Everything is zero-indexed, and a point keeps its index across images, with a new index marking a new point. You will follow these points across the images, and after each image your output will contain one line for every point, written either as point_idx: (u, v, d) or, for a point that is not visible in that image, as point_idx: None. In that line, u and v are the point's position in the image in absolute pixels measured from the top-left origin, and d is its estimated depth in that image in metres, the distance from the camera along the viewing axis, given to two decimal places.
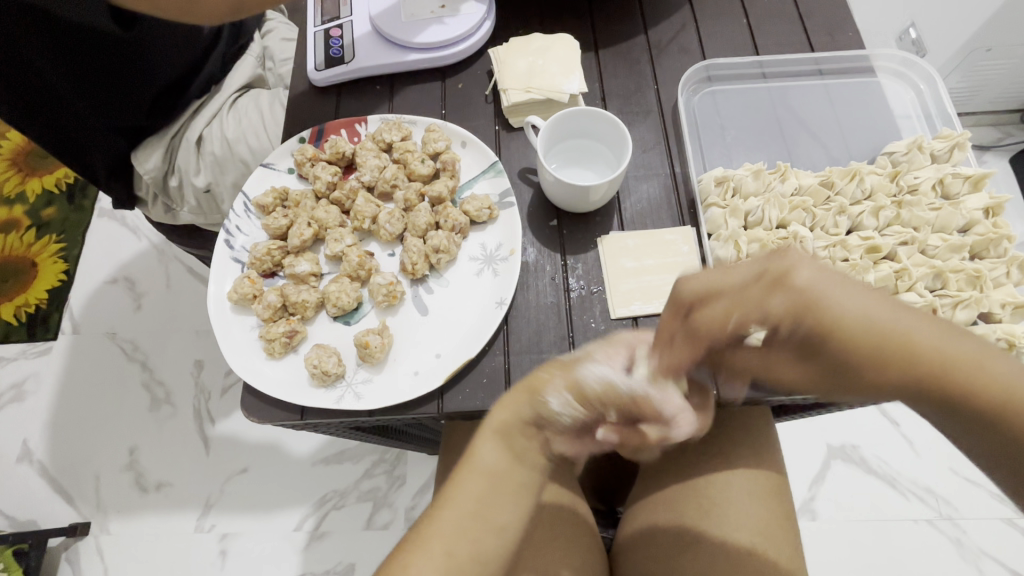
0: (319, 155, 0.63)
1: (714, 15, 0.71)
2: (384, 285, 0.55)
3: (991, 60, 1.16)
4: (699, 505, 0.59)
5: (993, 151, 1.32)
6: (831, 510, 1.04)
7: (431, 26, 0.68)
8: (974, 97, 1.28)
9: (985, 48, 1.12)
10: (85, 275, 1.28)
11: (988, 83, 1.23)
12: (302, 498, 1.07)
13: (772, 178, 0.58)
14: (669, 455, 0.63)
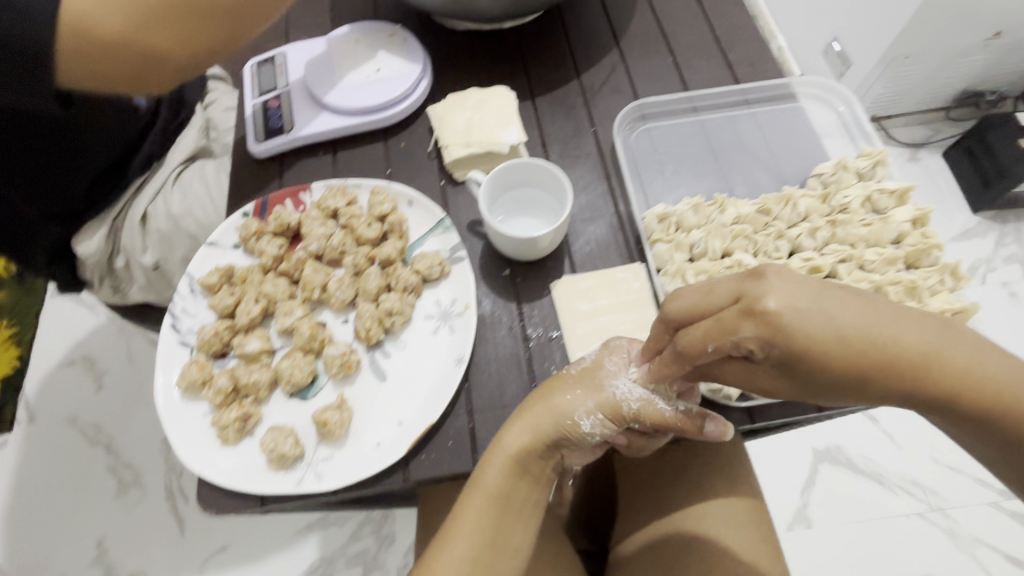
0: (264, 228, 0.62)
1: (642, 56, 0.74)
2: (338, 356, 0.54)
3: (912, 66, 1.24)
4: (678, 539, 0.59)
5: (926, 148, 1.41)
6: (825, 515, 1.05)
7: (367, 89, 0.69)
8: (902, 100, 1.37)
9: (904, 56, 1.20)
10: (39, 359, 1.23)
11: (913, 86, 1.32)
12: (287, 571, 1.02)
13: (711, 210, 0.59)
14: (648, 490, 0.63)
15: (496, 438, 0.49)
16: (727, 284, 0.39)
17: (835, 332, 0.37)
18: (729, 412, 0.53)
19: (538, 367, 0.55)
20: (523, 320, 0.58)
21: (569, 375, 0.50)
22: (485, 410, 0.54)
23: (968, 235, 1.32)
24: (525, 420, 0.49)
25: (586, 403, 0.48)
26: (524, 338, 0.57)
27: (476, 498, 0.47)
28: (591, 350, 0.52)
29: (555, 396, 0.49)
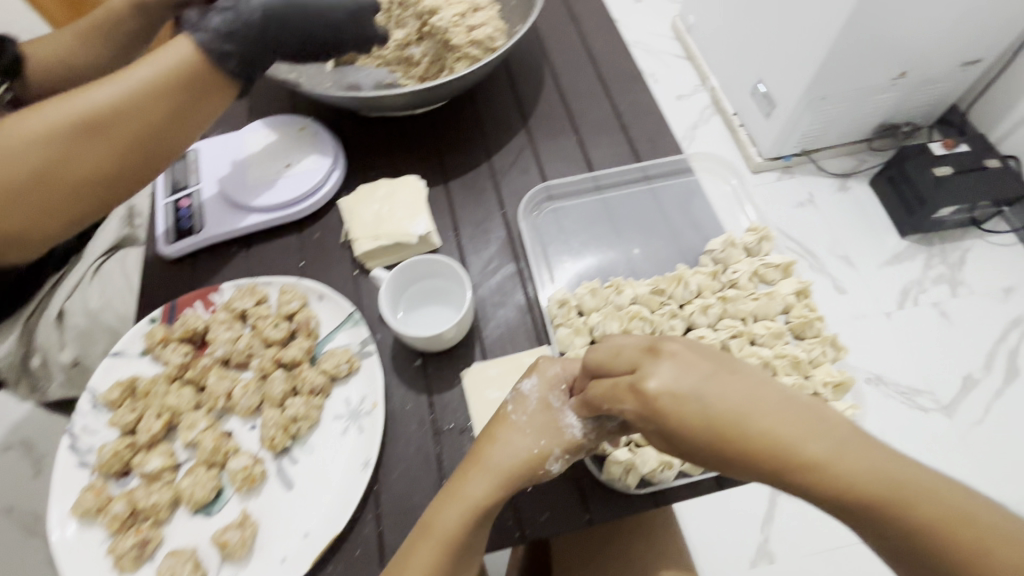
0: (170, 335, 0.61)
1: (549, 136, 0.78)
2: (240, 470, 0.53)
3: (831, 103, 1.23)
4: None
5: (855, 177, 1.39)
6: (786, 549, 1.05)
7: (277, 185, 0.70)
8: (826, 133, 1.34)
9: (820, 96, 1.20)
10: None
11: (834, 121, 1.30)
12: None
13: (609, 293, 0.61)
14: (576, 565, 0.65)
15: (454, 492, 0.46)
16: (628, 353, 0.41)
17: (707, 416, 0.37)
18: (633, 499, 0.52)
19: (448, 461, 0.56)
20: (433, 412, 0.59)
21: (520, 421, 0.48)
22: (393, 512, 0.54)
23: (899, 260, 1.29)
24: (489, 471, 0.47)
25: (552, 449, 0.47)
26: (435, 431, 0.58)
27: (422, 550, 0.45)
28: (534, 387, 0.50)
29: (517, 444, 0.47)
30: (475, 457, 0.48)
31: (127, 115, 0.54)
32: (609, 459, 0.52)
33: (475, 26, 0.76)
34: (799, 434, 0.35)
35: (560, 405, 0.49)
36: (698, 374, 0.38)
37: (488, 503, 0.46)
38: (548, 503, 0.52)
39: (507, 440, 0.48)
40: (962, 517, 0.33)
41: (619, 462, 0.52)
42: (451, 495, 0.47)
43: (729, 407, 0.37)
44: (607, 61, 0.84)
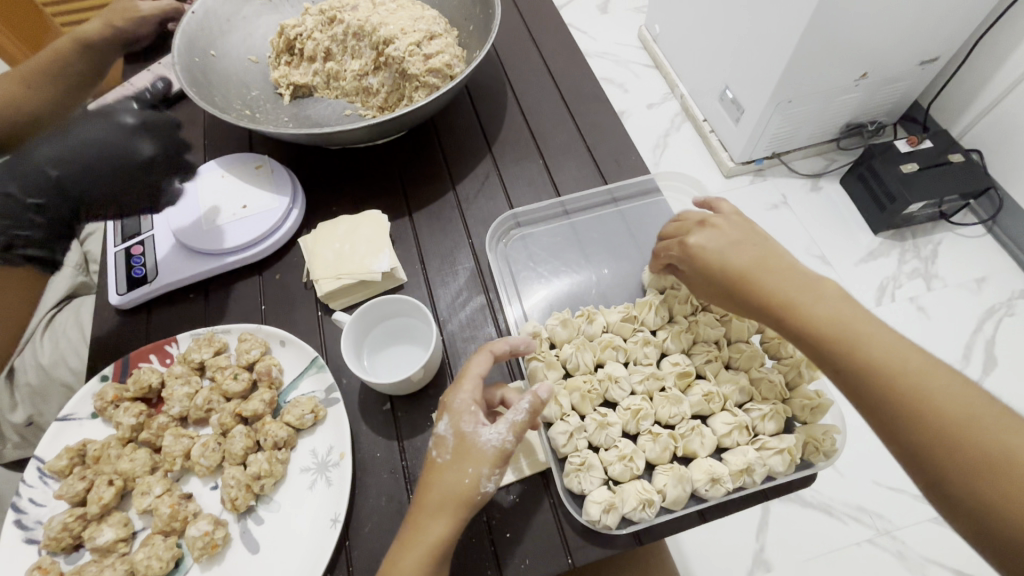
0: (123, 393, 0.58)
1: (514, 160, 0.77)
2: (199, 536, 0.50)
3: (796, 108, 1.24)
4: None
5: (826, 177, 1.42)
6: (782, 556, 1.03)
7: (234, 227, 0.68)
8: (799, 133, 1.35)
9: (787, 100, 1.20)
10: None
11: (807, 120, 1.30)
12: None
13: (580, 322, 0.59)
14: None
15: (413, 538, 0.46)
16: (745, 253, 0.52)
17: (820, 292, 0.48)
18: (615, 539, 0.50)
19: None
20: (404, 458, 0.56)
21: (447, 461, 0.48)
22: (366, 571, 0.51)
23: (873, 257, 1.31)
24: (438, 512, 0.46)
25: (481, 469, 0.47)
26: (407, 478, 0.55)
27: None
28: (447, 426, 0.49)
29: (450, 482, 0.47)
30: (423, 502, 0.47)
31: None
32: (587, 499, 0.50)
33: (432, 53, 0.75)
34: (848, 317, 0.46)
35: (472, 428, 0.48)
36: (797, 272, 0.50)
37: (446, 538, 0.46)
38: (528, 549, 0.50)
39: (438, 481, 0.47)
40: (945, 410, 0.41)
41: (597, 502, 0.50)
42: (410, 540, 0.46)
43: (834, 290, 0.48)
44: (570, 82, 0.84)
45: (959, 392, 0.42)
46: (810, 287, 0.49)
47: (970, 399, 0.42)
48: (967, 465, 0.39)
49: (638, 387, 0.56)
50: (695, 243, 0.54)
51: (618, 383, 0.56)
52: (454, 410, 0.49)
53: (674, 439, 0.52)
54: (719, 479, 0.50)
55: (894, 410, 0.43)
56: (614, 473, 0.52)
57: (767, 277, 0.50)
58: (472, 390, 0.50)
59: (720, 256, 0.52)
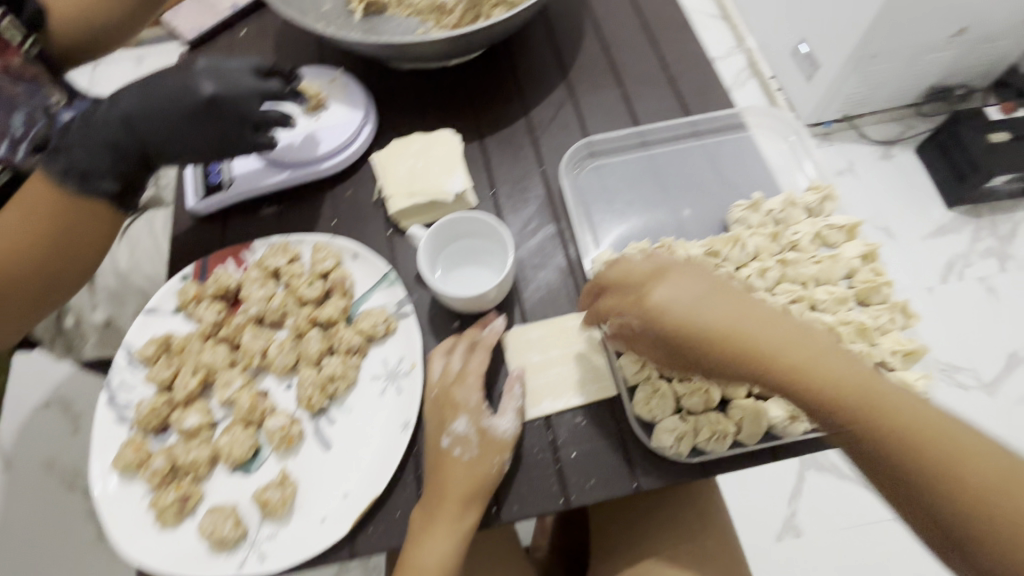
0: (203, 292, 0.60)
1: (591, 89, 0.73)
2: (279, 429, 0.52)
3: (878, 64, 1.14)
4: (628, 544, 0.65)
5: (899, 146, 1.30)
6: (812, 524, 1.03)
7: (308, 141, 0.67)
8: (873, 98, 1.26)
9: (870, 54, 1.11)
10: (14, 405, 1.30)
11: (884, 83, 1.21)
12: None
13: (659, 254, 0.57)
14: (619, 515, 0.67)
15: (433, 521, 0.48)
16: (681, 278, 0.43)
17: (727, 330, 0.40)
18: (682, 465, 0.50)
19: None
20: None
21: (467, 457, 0.49)
22: None
23: (943, 233, 1.22)
24: (459, 500, 0.48)
25: (503, 456, 0.50)
26: None
27: (451, 496, 0.47)
28: (465, 425, 0.50)
29: (468, 475, 0.48)
30: (443, 493, 0.48)
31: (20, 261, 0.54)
32: (658, 426, 0.51)
33: None
34: (889, 377, 0.38)
35: (488, 421, 0.51)
36: (703, 302, 0.42)
37: (471, 520, 0.48)
38: (594, 469, 0.51)
39: (456, 476, 0.48)
40: (1013, 515, 0.32)
41: (670, 430, 0.49)
42: (431, 523, 0.48)
43: (748, 329, 0.40)
44: (653, 9, 0.78)
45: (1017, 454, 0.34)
46: (815, 337, 0.40)
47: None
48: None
49: None
50: (650, 293, 0.43)
51: None
52: (460, 408, 0.51)
53: None
54: (798, 417, 0.49)
55: (925, 494, 0.35)
56: (688, 404, 0.51)
57: (731, 315, 0.41)
58: (478, 389, 0.52)
59: (658, 294, 0.43)
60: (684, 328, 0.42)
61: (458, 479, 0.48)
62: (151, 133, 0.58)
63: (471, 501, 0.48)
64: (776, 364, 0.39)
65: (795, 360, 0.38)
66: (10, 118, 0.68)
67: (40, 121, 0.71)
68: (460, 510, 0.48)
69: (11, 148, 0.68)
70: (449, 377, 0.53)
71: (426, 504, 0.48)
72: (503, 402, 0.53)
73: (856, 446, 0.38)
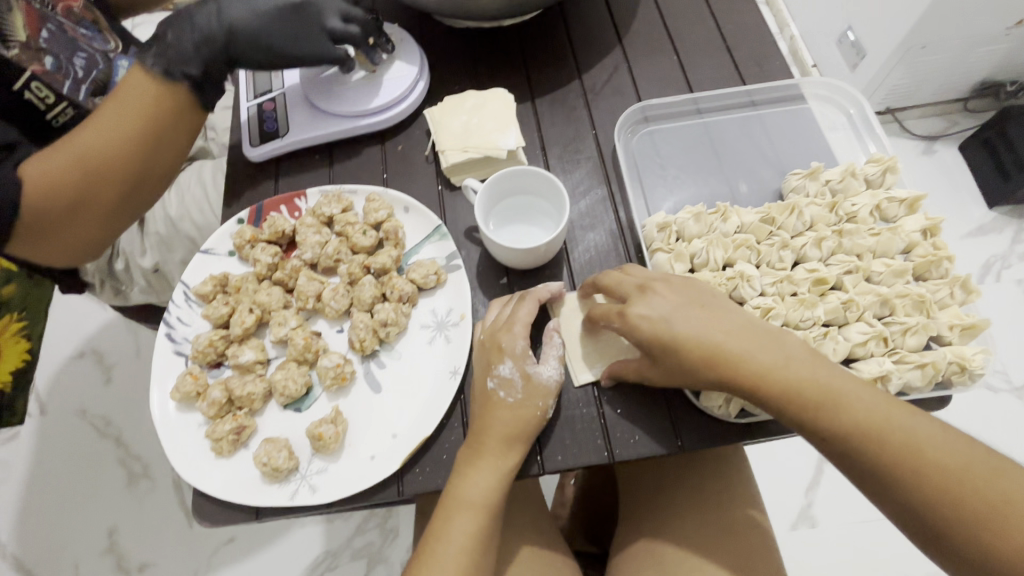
0: (259, 236, 0.61)
1: (646, 55, 0.73)
2: (332, 368, 0.53)
3: (928, 55, 1.10)
4: (658, 503, 0.65)
5: (943, 141, 1.27)
6: (829, 515, 1.03)
7: (363, 93, 0.68)
8: (920, 90, 1.23)
9: (920, 45, 1.07)
10: (50, 352, 1.35)
11: (931, 75, 1.18)
12: (298, 559, 1.14)
13: (713, 219, 0.57)
14: (649, 477, 0.67)
15: (477, 462, 0.48)
16: (650, 297, 0.48)
17: (707, 345, 0.45)
18: (726, 427, 0.51)
19: None
20: None
21: (515, 399, 0.50)
22: None
23: (984, 232, 1.19)
24: (504, 439, 0.49)
25: (549, 401, 0.51)
26: None
27: (498, 438, 0.49)
28: (513, 369, 0.51)
29: (516, 417, 0.49)
30: (489, 433, 0.49)
31: (114, 166, 0.56)
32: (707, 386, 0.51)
33: None
34: (838, 381, 0.43)
35: (533, 367, 0.51)
36: (682, 312, 0.47)
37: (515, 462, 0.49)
38: (637, 426, 0.52)
39: (503, 419, 0.49)
40: (954, 483, 0.39)
41: (720, 391, 0.50)
42: (474, 465, 0.49)
43: (726, 340, 0.45)
44: None
45: (959, 440, 0.41)
46: (779, 350, 0.45)
47: (968, 451, 0.40)
48: (989, 527, 0.38)
49: (768, 289, 0.54)
50: (637, 316, 0.47)
51: (749, 283, 0.54)
52: (507, 353, 0.51)
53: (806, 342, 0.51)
54: None
55: (888, 483, 0.41)
56: None
57: (710, 335, 0.45)
58: (524, 336, 0.52)
59: (664, 323, 0.46)
60: (689, 357, 0.45)
61: (503, 422, 0.49)
62: (242, 23, 0.60)
63: (515, 445, 0.49)
64: (753, 377, 0.44)
65: (792, 386, 0.43)
66: (73, 59, 0.68)
67: (100, 64, 0.72)
68: (504, 453, 0.49)
69: (75, 88, 0.68)
70: (497, 325, 0.54)
71: (473, 445, 0.49)
72: (543, 351, 0.53)
73: (828, 449, 0.43)
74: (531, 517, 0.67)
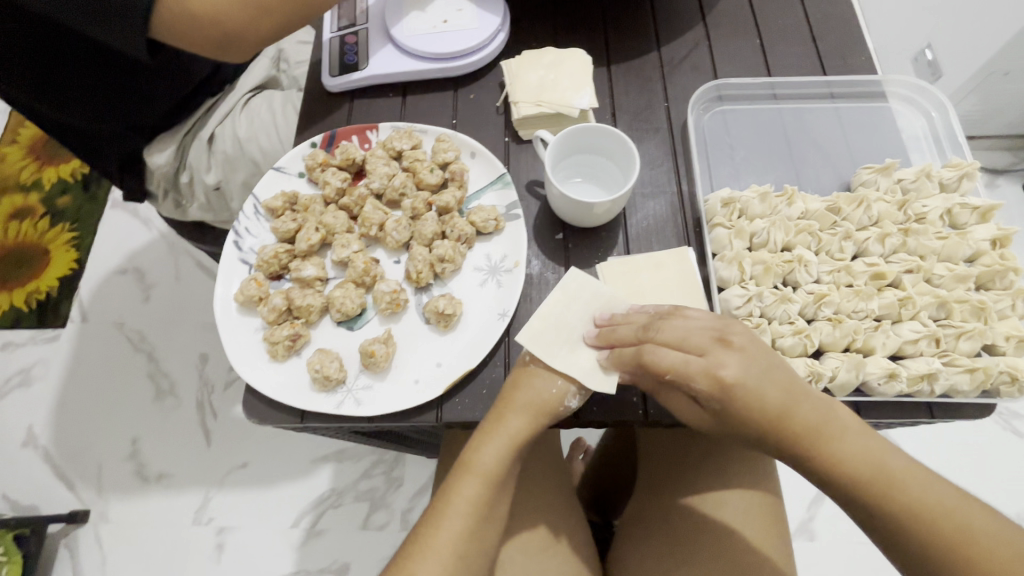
0: (330, 161, 0.63)
1: (728, 35, 0.72)
2: (388, 292, 0.56)
3: (1009, 84, 1.07)
4: (676, 477, 0.66)
5: (1007, 176, 1.23)
6: (829, 530, 1.03)
7: (442, 38, 0.69)
8: (990, 121, 1.19)
9: (1001, 72, 1.04)
10: (95, 262, 1.41)
11: (1008, 106, 1.14)
12: (304, 494, 1.19)
13: (779, 201, 0.57)
14: (670, 451, 0.69)
15: (495, 428, 0.51)
16: (667, 330, 0.47)
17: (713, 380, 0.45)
18: None
19: None
20: None
21: (541, 367, 0.52)
22: None
23: None
24: (521, 409, 0.51)
25: (570, 384, 0.51)
26: None
27: (513, 415, 0.51)
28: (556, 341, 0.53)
29: (532, 396, 0.51)
30: (509, 399, 0.51)
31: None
32: None
33: None
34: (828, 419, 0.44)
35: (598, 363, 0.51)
36: (698, 339, 0.47)
37: (527, 433, 0.51)
38: None
39: (522, 394, 0.51)
40: (930, 517, 0.40)
41: None
42: (496, 423, 0.51)
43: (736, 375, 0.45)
44: None
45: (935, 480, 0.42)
46: (779, 381, 0.45)
47: (947, 495, 0.41)
48: (978, 572, 0.38)
49: (823, 277, 0.55)
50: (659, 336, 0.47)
51: (806, 268, 0.54)
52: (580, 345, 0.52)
53: (857, 330, 0.51)
54: (897, 375, 0.48)
55: (868, 510, 0.42)
56: (784, 344, 0.51)
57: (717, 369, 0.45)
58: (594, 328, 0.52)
59: (676, 342, 0.47)
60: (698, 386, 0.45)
61: (523, 393, 0.51)
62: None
63: (534, 423, 0.51)
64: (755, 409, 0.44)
65: (791, 417, 0.44)
66: None
67: None
68: (521, 416, 0.51)
69: None
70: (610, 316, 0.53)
71: (491, 415, 0.52)
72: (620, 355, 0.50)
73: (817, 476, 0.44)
74: (545, 473, 0.70)
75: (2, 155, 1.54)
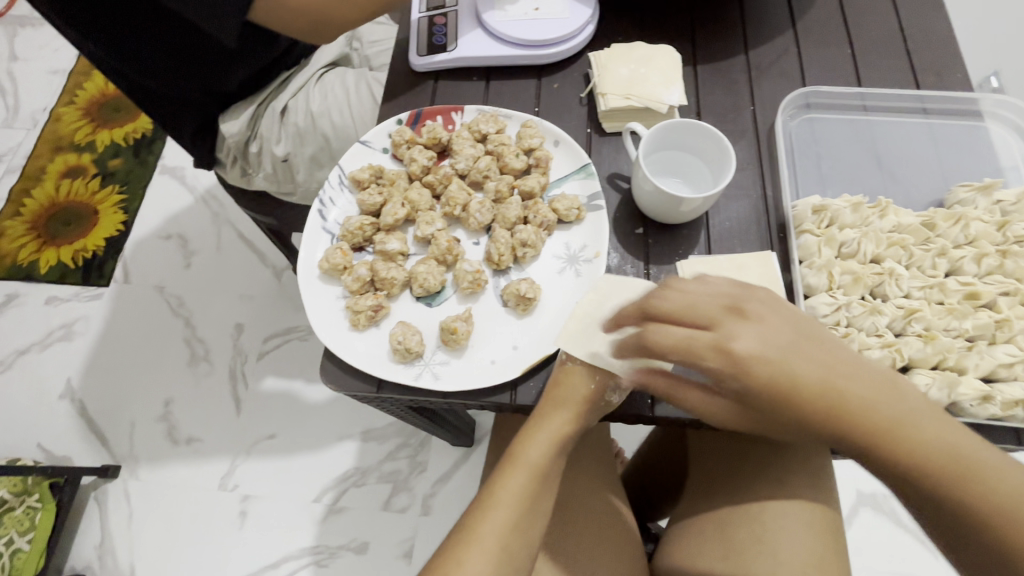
0: (416, 139, 0.64)
1: (819, 43, 0.71)
2: (470, 272, 0.56)
3: None
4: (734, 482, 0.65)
5: None
6: (857, 556, 1.01)
7: (534, 25, 0.69)
8: None
9: None
10: (140, 226, 1.44)
11: None
12: (328, 471, 1.20)
13: (871, 213, 0.57)
14: (727, 457, 0.68)
15: (535, 422, 0.52)
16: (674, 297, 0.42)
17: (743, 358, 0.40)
18: None
19: None
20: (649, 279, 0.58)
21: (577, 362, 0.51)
22: None
23: None
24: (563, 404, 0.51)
25: (610, 379, 0.51)
26: None
27: (557, 410, 0.51)
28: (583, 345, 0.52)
29: (574, 391, 0.51)
30: (550, 394, 0.52)
31: None
32: None
33: None
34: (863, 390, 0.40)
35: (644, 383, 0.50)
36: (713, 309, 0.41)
37: (569, 426, 0.52)
38: None
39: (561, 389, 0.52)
40: (991, 484, 0.38)
41: None
42: (536, 417, 0.52)
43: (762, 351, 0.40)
44: None
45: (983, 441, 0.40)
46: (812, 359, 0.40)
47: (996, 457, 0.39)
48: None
49: (915, 292, 0.54)
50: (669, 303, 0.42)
51: (897, 281, 0.53)
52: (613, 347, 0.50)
53: (951, 348, 0.50)
54: (990, 398, 0.47)
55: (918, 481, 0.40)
56: (872, 356, 0.50)
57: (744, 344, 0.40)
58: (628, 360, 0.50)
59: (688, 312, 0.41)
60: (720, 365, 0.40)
61: (563, 389, 0.51)
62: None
63: (576, 418, 0.52)
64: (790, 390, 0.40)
65: (833, 396, 0.40)
66: None
67: None
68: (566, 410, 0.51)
69: None
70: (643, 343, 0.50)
71: (536, 414, 0.52)
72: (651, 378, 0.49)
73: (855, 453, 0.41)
74: (595, 467, 0.69)
75: (59, 115, 1.58)
